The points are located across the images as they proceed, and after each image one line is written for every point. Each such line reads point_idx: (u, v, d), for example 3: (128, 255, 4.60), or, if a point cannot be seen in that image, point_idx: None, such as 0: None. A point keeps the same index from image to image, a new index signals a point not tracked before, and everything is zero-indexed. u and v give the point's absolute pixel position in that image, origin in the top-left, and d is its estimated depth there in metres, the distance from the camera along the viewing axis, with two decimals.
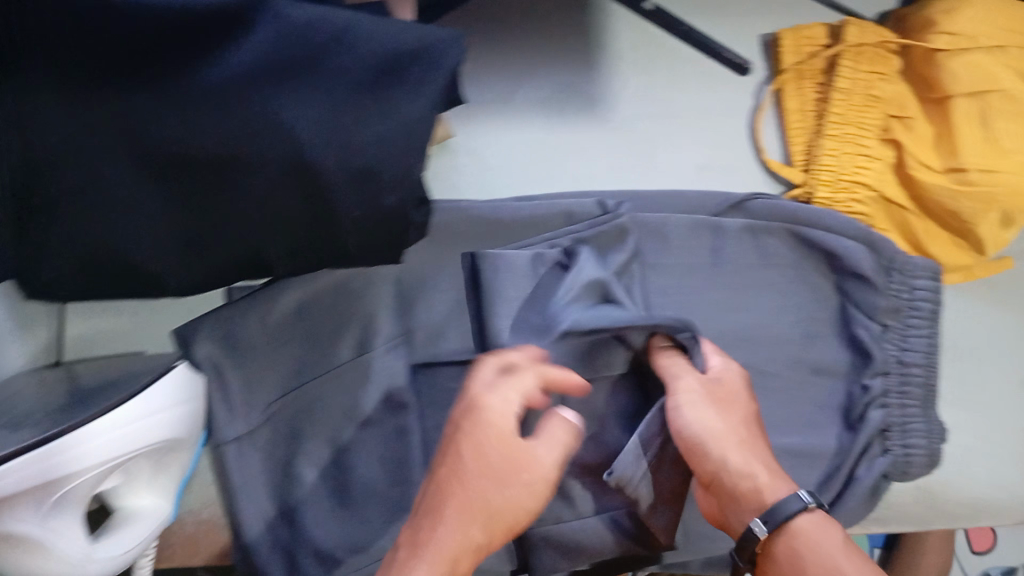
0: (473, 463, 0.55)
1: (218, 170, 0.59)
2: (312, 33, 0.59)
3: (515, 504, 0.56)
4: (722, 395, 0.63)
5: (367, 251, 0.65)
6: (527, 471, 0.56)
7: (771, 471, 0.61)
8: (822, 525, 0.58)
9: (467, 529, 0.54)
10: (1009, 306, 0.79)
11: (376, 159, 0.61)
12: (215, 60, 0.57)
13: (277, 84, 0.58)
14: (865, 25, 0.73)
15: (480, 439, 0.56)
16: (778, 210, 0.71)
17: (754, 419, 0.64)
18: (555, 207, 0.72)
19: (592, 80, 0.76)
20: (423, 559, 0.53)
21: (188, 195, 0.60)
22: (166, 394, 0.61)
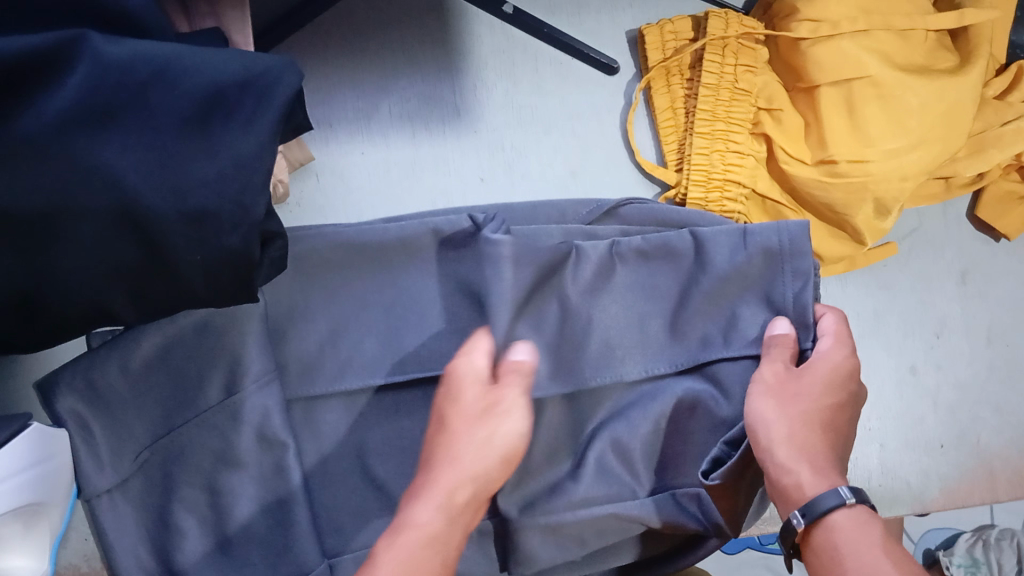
0: (452, 418, 0.59)
1: (41, 230, 0.49)
2: (133, 71, 0.50)
3: (495, 434, 0.58)
4: (791, 388, 0.60)
5: (219, 294, 0.58)
6: (498, 405, 0.59)
7: (827, 466, 0.57)
8: (865, 521, 0.54)
9: (458, 468, 0.56)
10: (873, 288, 0.89)
11: (211, 205, 0.52)
12: (24, 108, 0.48)
13: (99, 131, 0.49)
14: (729, 17, 0.76)
15: (456, 392, 0.61)
16: (651, 213, 0.71)
17: (837, 412, 0.61)
18: (424, 225, 0.71)
19: (458, 91, 0.82)
20: (424, 501, 0.54)
21: (7, 262, 0.50)
22: (21, 455, 0.56)
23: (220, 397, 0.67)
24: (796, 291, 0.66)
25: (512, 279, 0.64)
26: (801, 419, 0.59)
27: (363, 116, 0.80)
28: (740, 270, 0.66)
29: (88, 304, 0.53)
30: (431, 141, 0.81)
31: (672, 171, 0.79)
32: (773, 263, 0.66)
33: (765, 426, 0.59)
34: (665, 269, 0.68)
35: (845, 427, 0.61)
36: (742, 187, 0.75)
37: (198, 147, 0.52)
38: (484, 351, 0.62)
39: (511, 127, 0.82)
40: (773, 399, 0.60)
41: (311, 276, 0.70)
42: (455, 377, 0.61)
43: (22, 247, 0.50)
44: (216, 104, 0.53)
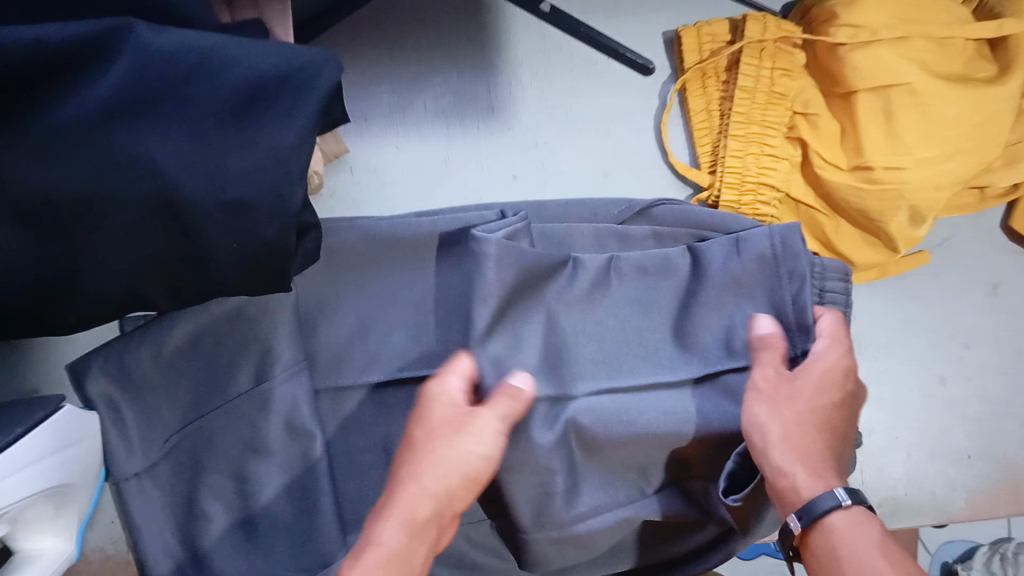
0: (419, 436, 0.57)
1: (82, 214, 0.50)
2: (178, 59, 0.51)
3: (460, 456, 0.56)
4: (785, 390, 0.60)
5: (251, 283, 0.59)
6: (469, 425, 0.57)
7: (822, 466, 0.57)
8: (863, 522, 0.54)
9: (423, 487, 0.54)
10: (898, 297, 0.89)
11: (251, 195, 0.53)
12: (73, 94, 0.48)
13: (144, 117, 0.50)
14: (767, 21, 0.76)
15: (427, 414, 0.59)
16: (682, 215, 0.71)
17: (833, 413, 0.60)
18: (456, 220, 0.71)
19: (492, 89, 0.82)
20: (388, 517, 0.53)
21: (47, 245, 0.50)
22: (52, 438, 0.57)
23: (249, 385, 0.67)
24: (794, 293, 0.64)
25: (520, 275, 0.63)
26: (797, 421, 0.58)
27: (397, 112, 0.80)
28: (739, 278, 0.66)
29: (125, 290, 0.54)
30: (463, 138, 0.81)
31: (705, 173, 0.79)
32: (771, 269, 0.65)
33: (761, 429, 0.58)
34: (665, 283, 0.68)
35: (842, 428, 0.60)
36: (775, 191, 0.75)
37: (238, 136, 0.53)
38: (461, 376, 0.61)
39: (544, 126, 0.82)
40: (768, 402, 0.59)
41: (342, 268, 0.71)
42: (430, 399, 0.59)
43: (62, 233, 0.50)
44: (258, 96, 0.53)
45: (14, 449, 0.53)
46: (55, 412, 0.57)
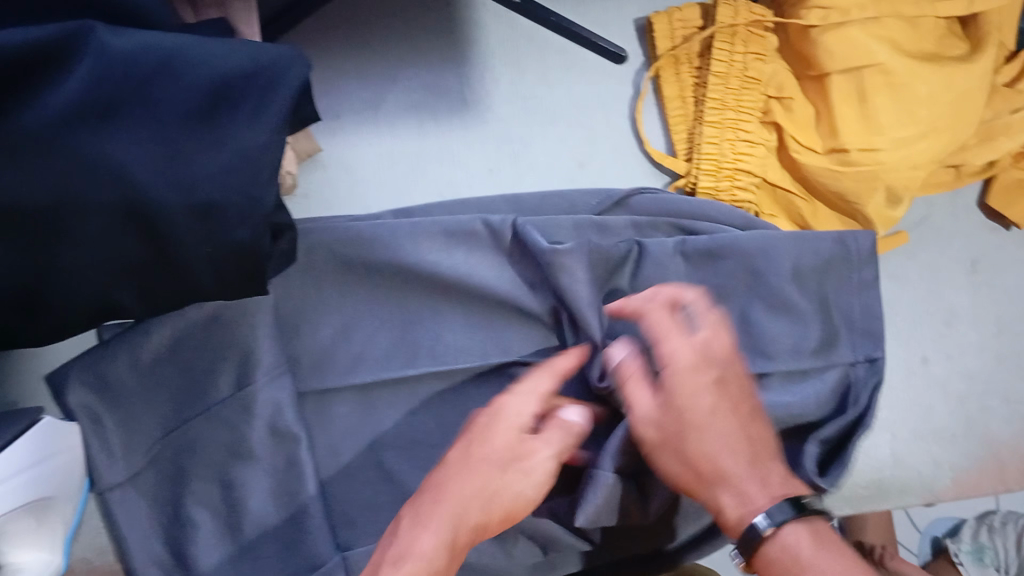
0: (476, 452, 0.56)
1: (48, 221, 0.50)
2: (141, 63, 0.50)
3: (513, 492, 0.56)
4: (672, 422, 0.57)
5: (225, 287, 0.59)
6: (525, 462, 0.56)
7: (750, 483, 0.55)
8: (796, 536, 0.52)
9: (472, 506, 0.54)
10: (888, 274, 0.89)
11: (220, 199, 0.53)
12: (30, 101, 0.48)
13: (105, 122, 0.49)
14: (739, 5, 0.75)
15: (489, 430, 0.57)
16: (661, 203, 0.71)
17: (727, 408, 0.56)
18: (434, 222, 0.70)
19: (465, 81, 0.81)
20: (428, 528, 0.53)
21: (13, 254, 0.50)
22: (30, 451, 0.57)
23: (228, 390, 0.67)
24: (861, 303, 0.67)
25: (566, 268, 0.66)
26: (701, 454, 0.56)
27: (371, 107, 0.79)
28: (811, 275, 0.67)
29: (95, 297, 0.54)
30: (441, 133, 0.80)
31: (682, 160, 0.78)
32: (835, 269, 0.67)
33: (675, 478, 0.57)
34: (735, 269, 0.67)
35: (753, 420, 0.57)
36: (752, 176, 0.74)
37: (204, 139, 0.52)
38: (540, 395, 0.59)
39: (517, 118, 0.81)
40: (660, 447, 0.57)
41: (321, 271, 0.69)
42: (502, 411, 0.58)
43: (29, 242, 0.50)
44: (222, 97, 0.53)
45: None
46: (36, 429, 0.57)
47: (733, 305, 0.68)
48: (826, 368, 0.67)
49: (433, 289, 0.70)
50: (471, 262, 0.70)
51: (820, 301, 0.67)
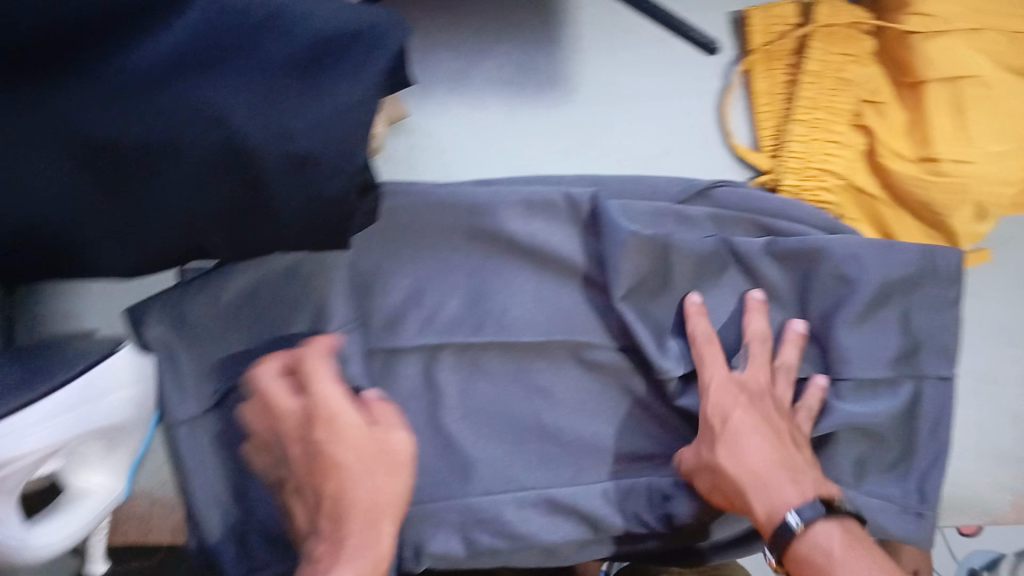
0: (342, 470, 0.63)
1: (148, 157, 0.55)
2: (247, 19, 0.56)
3: (401, 487, 0.64)
4: (710, 438, 0.64)
5: (310, 235, 0.63)
6: (387, 455, 0.64)
7: (781, 486, 0.61)
8: (828, 533, 0.57)
9: (372, 519, 0.62)
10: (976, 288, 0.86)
11: (313, 150, 0.58)
12: (142, 43, 0.54)
13: (208, 69, 0.55)
14: (839, 5, 0.75)
15: (339, 438, 0.63)
16: (743, 199, 0.71)
17: (756, 423, 0.64)
18: (515, 194, 0.71)
19: (555, 56, 0.78)
20: (351, 564, 0.61)
21: (116, 185, 0.57)
22: (108, 380, 0.62)
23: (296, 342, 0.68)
24: (939, 322, 0.68)
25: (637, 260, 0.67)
26: (733, 464, 0.63)
27: (461, 76, 0.77)
28: (888, 286, 0.67)
29: (188, 234, 0.61)
30: (525, 107, 0.78)
31: (766, 157, 0.77)
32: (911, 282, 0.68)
33: (717, 493, 0.64)
34: (811, 272, 0.68)
35: (784, 434, 0.64)
36: (838, 178, 0.74)
37: (301, 91, 0.58)
38: (333, 383, 0.65)
39: (607, 102, 0.78)
40: (699, 462, 0.65)
41: (399, 233, 0.70)
42: (323, 409, 0.64)
43: (134, 174, 0.56)
44: (320, 55, 0.58)
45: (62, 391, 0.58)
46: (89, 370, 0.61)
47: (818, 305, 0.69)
48: (897, 379, 0.68)
49: (511, 254, 0.71)
50: (547, 231, 0.71)
51: (893, 313, 0.68)
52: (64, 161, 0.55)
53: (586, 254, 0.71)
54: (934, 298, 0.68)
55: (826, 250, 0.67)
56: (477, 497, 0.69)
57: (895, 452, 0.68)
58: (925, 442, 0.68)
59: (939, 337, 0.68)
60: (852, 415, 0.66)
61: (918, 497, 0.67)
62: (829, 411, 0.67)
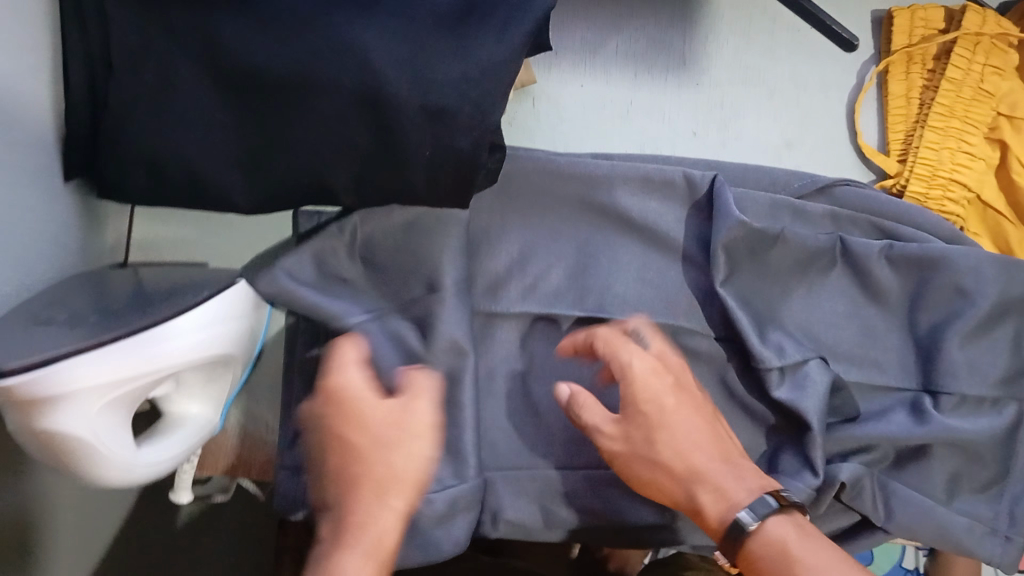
0: (360, 445, 0.58)
1: (293, 92, 0.58)
2: None
3: (416, 463, 0.58)
4: (638, 424, 0.59)
5: (433, 189, 0.65)
6: (404, 429, 0.59)
7: (726, 477, 0.57)
8: (780, 529, 0.54)
9: (386, 491, 0.57)
10: None
11: (453, 104, 0.60)
12: None
13: (361, 14, 0.58)
14: (986, 15, 0.73)
15: (355, 413, 0.59)
16: (866, 201, 0.70)
17: (688, 410, 0.59)
18: (636, 168, 0.71)
19: (687, 39, 0.77)
20: (353, 549, 0.56)
21: (256, 118, 0.60)
22: (222, 310, 0.62)
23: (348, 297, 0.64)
24: None
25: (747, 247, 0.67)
26: (673, 449, 0.58)
27: (590, 50, 0.76)
28: (1005, 302, 0.66)
29: (316, 171, 0.62)
30: (651, 88, 0.77)
31: (893, 161, 0.75)
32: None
33: (645, 481, 0.59)
34: (925, 279, 0.68)
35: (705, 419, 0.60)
36: (965, 189, 0.72)
37: (454, 45, 0.59)
38: (359, 365, 0.61)
39: (735, 87, 0.77)
40: (627, 448, 0.59)
41: (515, 197, 0.71)
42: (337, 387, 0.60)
43: (278, 108, 0.59)
44: (473, 11, 0.61)
45: (182, 317, 0.58)
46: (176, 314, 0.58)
47: (933, 312, 0.68)
48: (1007, 400, 0.66)
49: (624, 230, 0.71)
50: (661, 211, 0.71)
51: (1006, 330, 0.67)
52: (211, 90, 0.59)
53: (688, 236, 0.71)
54: None
55: (948, 259, 0.67)
56: (559, 471, 0.69)
57: (991, 475, 0.66)
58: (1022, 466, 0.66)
59: None
60: (954, 430, 0.64)
61: (1008, 520, 0.66)
62: (928, 421, 0.65)
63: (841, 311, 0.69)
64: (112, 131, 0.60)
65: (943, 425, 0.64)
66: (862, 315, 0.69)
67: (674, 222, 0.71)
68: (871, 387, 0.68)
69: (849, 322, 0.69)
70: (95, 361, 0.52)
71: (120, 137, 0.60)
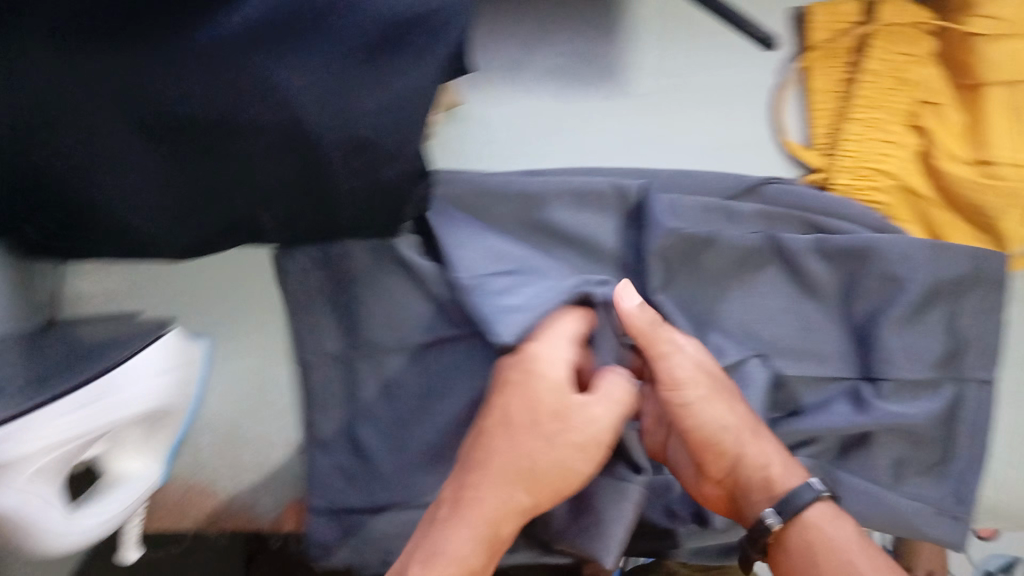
0: (523, 415, 0.61)
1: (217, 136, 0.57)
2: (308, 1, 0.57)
3: (567, 466, 0.60)
4: (713, 379, 0.63)
5: (362, 222, 0.65)
6: (572, 429, 0.60)
7: (784, 455, 0.63)
8: (822, 515, 0.60)
9: (518, 480, 0.60)
10: None
11: (375, 136, 0.59)
12: (214, 23, 0.56)
13: (278, 50, 0.56)
14: (902, 3, 0.74)
15: (531, 386, 0.61)
16: (795, 199, 0.71)
17: (742, 396, 0.65)
18: (567, 184, 0.70)
19: (608, 50, 0.77)
20: (466, 522, 0.59)
21: (182, 164, 0.59)
22: (151, 364, 0.61)
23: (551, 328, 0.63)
24: (981, 327, 0.69)
25: (679, 251, 0.68)
26: (740, 415, 0.63)
27: (511, 67, 0.76)
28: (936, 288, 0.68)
29: (246, 210, 0.61)
30: (576, 100, 0.77)
31: (818, 156, 0.76)
32: (957, 286, 0.68)
33: (710, 431, 0.62)
34: (858, 270, 0.68)
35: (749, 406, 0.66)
36: (891, 178, 0.73)
37: (371, 76, 0.58)
38: (567, 339, 0.62)
39: (665, 99, 0.77)
40: (709, 395, 0.62)
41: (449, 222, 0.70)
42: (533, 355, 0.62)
43: (203, 152, 0.58)
44: (392, 36, 0.59)
45: (107, 377, 0.58)
46: (102, 372, 0.58)
47: (868, 300, 0.69)
48: (943, 384, 0.68)
49: (561, 247, 0.70)
50: (594, 225, 0.70)
51: (937, 315, 0.68)
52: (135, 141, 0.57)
53: (623, 246, 0.71)
54: (976, 304, 0.69)
55: (878, 249, 0.68)
56: None
57: (933, 456, 0.68)
58: (962, 444, 0.68)
59: (984, 341, 0.69)
60: (894, 415, 0.67)
61: (955, 500, 0.68)
62: (869, 408, 0.67)
63: (779, 309, 0.69)
64: (36, 190, 0.58)
65: (882, 411, 0.67)
66: (802, 310, 0.69)
67: (608, 233, 0.70)
68: (815, 381, 0.69)
69: (788, 318, 0.69)
70: (12, 435, 0.52)
71: (45, 194, 0.59)
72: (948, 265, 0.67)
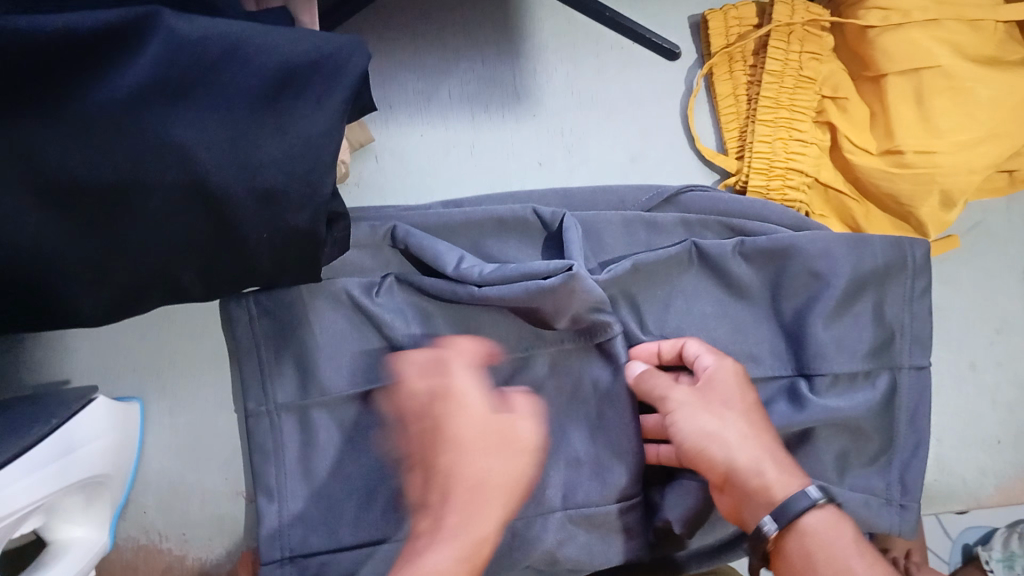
0: (462, 441, 0.58)
1: (118, 199, 0.49)
2: (203, 50, 0.48)
3: (514, 476, 0.59)
4: (716, 395, 0.59)
5: (283, 268, 0.60)
6: (513, 443, 0.59)
7: (786, 461, 0.56)
8: (819, 522, 0.53)
9: (483, 499, 0.57)
10: (952, 282, 0.86)
11: (281, 183, 0.52)
12: (103, 78, 0.47)
13: (170, 104, 0.48)
14: (795, 3, 0.76)
15: (460, 417, 0.59)
16: (712, 203, 0.72)
17: (758, 410, 0.59)
18: (487, 214, 0.70)
19: (517, 75, 0.80)
20: (445, 545, 0.54)
21: (86, 226, 0.50)
22: (85, 429, 0.61)
23: (585, 313, 0.65)
24: (910, 311, 0.69)
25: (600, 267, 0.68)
26: (739, 423, 0.57)
27: (423, 99, 0.77)
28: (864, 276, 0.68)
29: (161, 269, 0.54)
30: (490, 127, 0.78)
31: (733, 159, 0.78)
32: (881, 273, 0.69)
33: (698, 440, 0.57)
34: (783, 267, 0.69)
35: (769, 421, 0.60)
36: (805, 175, 0.75)
37: (270, 126, 0.51)
38: (468, 373, 0.62)
39: (570, 111, 0.80)
40: (692, 407, 0.59)
41: (373, 260, 0.70)
42: (439, 386, 0.62)
43: (103, 215, 0.50)
44: (286, 82, 0.51)
45: (47, 443, 0.57)
46: (42, 439, 0.56)
47: (800, 297, 0.69)
48: (878, 371, 0.68)
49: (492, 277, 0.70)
50: (518, 253, 0.71)
51: (864, 304, 0.68)
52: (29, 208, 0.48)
53: None
54: (903, 288, 0.69)
55: (798, 248, 0.69)
56: None
57: (876, 445, 0.67)
58: (903, 432, 0.68)
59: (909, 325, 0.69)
60: (831, 410, 0.65)
61: (900, 489, 0.67)
62: (807, 406, 0.66)
63: (709, 314, 0.69)
64: None
65: (821, 406, 0.66)
66: (731, 312, 0.70)
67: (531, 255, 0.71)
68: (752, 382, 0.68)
69: (720, 322, 0.69)
70: None
71: None
72: (871, 256, 0.68)
